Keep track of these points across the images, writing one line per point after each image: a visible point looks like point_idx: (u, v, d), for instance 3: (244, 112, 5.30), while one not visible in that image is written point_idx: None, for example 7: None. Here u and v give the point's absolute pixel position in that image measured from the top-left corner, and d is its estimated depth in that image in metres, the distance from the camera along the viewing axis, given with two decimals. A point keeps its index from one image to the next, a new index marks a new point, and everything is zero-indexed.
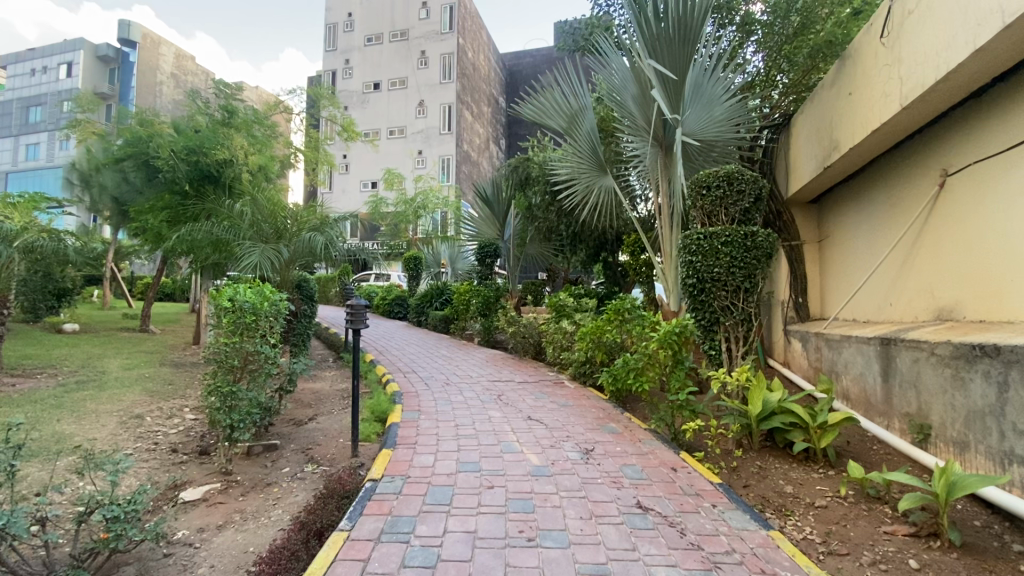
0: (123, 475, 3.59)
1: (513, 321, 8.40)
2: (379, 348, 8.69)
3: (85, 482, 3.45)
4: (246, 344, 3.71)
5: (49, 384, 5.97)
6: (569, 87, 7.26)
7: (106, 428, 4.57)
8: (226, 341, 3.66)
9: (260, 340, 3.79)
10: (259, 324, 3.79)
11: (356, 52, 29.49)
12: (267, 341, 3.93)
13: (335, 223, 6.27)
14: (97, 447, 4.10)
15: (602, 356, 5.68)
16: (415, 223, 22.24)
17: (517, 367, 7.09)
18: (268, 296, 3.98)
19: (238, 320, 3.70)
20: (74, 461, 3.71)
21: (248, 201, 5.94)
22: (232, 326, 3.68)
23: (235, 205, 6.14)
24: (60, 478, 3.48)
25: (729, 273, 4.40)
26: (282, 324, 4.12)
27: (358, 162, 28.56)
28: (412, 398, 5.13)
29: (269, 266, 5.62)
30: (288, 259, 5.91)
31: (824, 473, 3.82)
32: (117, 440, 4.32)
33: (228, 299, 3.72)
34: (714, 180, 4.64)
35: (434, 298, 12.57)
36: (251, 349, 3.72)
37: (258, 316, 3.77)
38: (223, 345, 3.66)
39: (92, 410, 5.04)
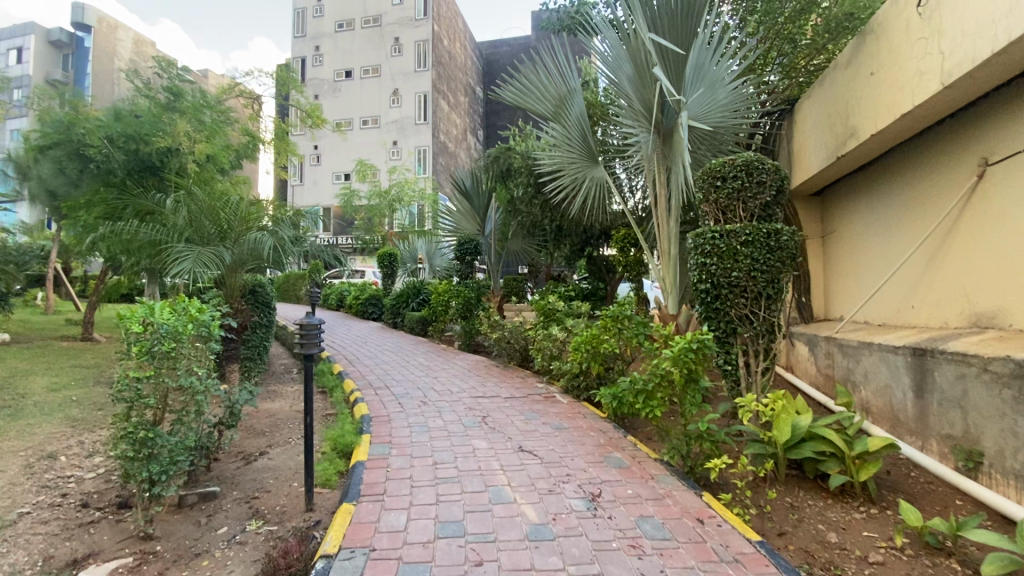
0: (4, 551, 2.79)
1: (496, 325, 7.71)
2: (349, 356, 7.91)
3: None
4: (165, 379, 2.92)
5: None
6: (556, 68, 6.55)
7: (3, 476, 3.72)
8: (137, 377, 2.84)
9: (184, 371, 2.99)
10: (182, 353, 2.98)
11: (327, 39, 28.12)
12: (194, 371, 3.12)
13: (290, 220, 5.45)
14: None
15: (598, 367, 5.07)
16: (391, 217, 21.25)
17: (501, 378, 6.42)
18: (194, 315, 3.15)
19: (155, 348, 2.86)
20: None
21: (181, 195, 5.06)
22: (146, 356, 2.84)
23: (168, 199, 5.23)
24: None
25: (750, 277, 3.79)
26: (215, 346, 3.30)
27: (330, 153, 27.30)
28: (382, 425, 4.42)
29: (209, 272, 4.77)
30: (231, 264, 5.09)
31: (867, 514, 3.27)
32: (12, 494, 3.48)
33: (142, 322, 2.87)
34: (730, 170, 4.01)
35: (410, 297, 11.80)
36: (173, 384, 2.94)
37: (180, 343, 2.96)
38: (134, 382, 2.84)
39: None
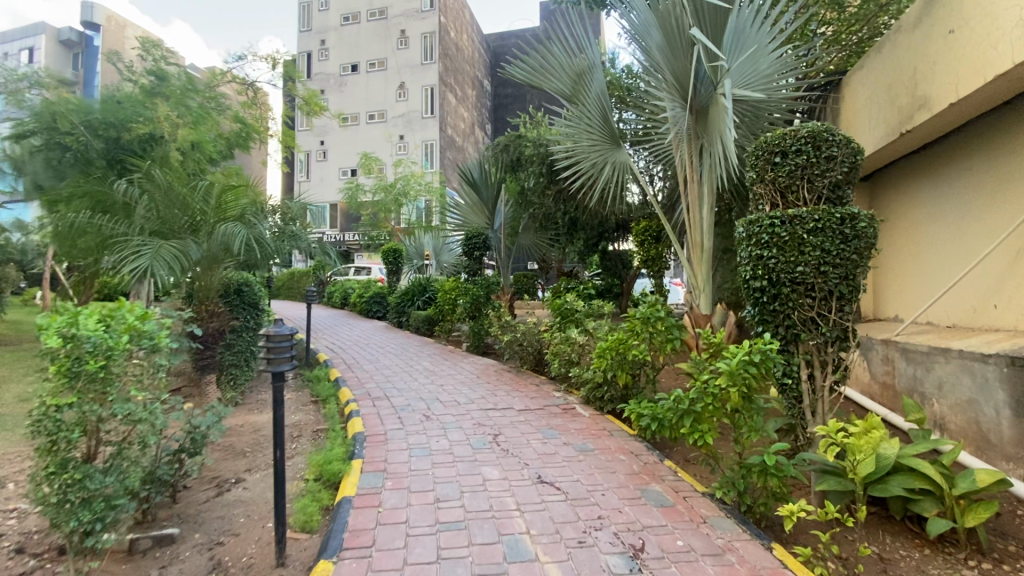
0: None
1: (506, 326, 7.07)
2: (348, 360, 7.31)
3: None
4: (92, 408, 2.29)
5: None
6: (572, 41, 5.83)
7: None
8: (56, 407, 2.22)
9: (118, 397, 2.36)
10: (115, 374, 2.34)
11: (332, 33, 27.51)
12: (135, 394, 2.48)
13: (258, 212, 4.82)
14: None
15: (625, 377, 4.41)
16: (398, 213, 20.59)
17: (514, 385, 5.76)
18: (135, 324, 2.45)
19: (77, 371, 2.22)
20: None
21: (141, 178, 4.46)
22: (65, 381, 2.21)
23: (125, 185, 4.55)
24: None
25: (819, 273, 3.11)
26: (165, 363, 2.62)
27: (336, 148, 26.75)
28: (377, 447, 3.80)
29: (172, 269, 4.12)
30: (198, 260, 4.43)
31: (980, 570, 2.58)
32: None
33: (62, 336, 2.19)
34: (792, 144, 3.31)
35: (416, 295, 11.20)
36: (102, 414, 2.31)
37: (111, 363, 2.31)
38: (54, 412, 2.23)
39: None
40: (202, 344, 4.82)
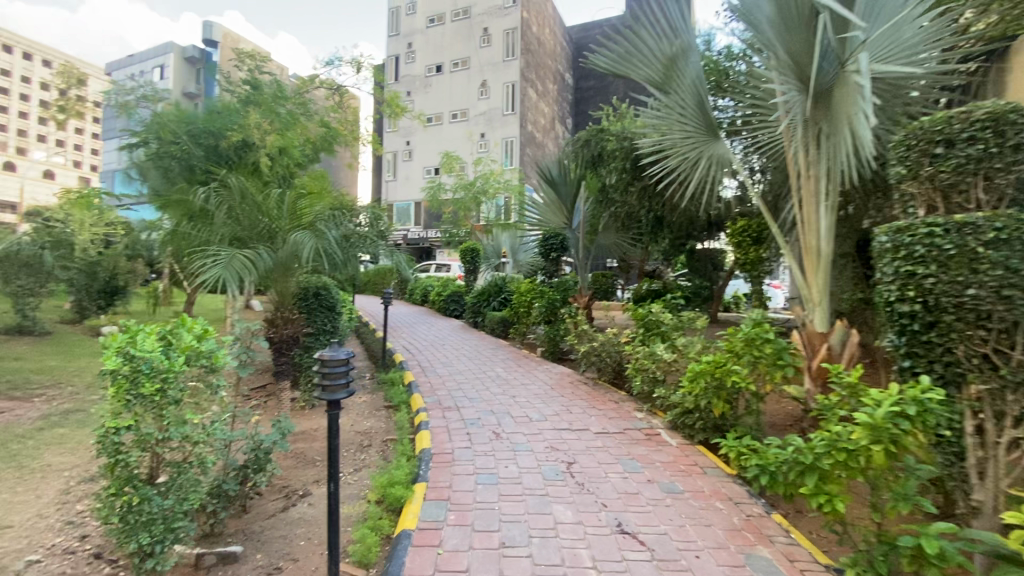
0: None
1: (584, 334, 6.61)
2: (422, 362, 7.27)
3: None
4: (149, 432, 2.19)
5: (32, 414, 4.44)
6: (665, 23, 5.07)
7: (41, 495, 3.08)
8: (115, 429, 2.14)
9: (174, 421, 2.24)
10: (171, 398, 2.22)
11: (418, 36, 28.27)
12: (191, 414, 2.35)
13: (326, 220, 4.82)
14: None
15: (722, 407, 3.82)
16: (477, 211, 20.65)
17: (592, 401, 5.31)
18: (191, 345, 2.33)
19: (133, 394, 2.13)
20: None
21: (217, 189, 4.61)
22: (122, 405, 2.13)
23: (205, 193, 4.65)
24: None
25: (1002, 299, 2.36)
26: (224, 382, 2.49)
27: (420, 147, 27.51)
28: (444, 469, 3.56)
29: (242, 279, 4.16)
30: (269, 268, 4.48)
31: None
32: (27, 522, 2.80)
33: (118, 359, 2.12)
34: (963, 129, 2.57)
35: (491, 295, 11.03)
36: (157, 437, 2.20)
37: (165, 388, 2.19)
38: (112, 435, 2.14)
39: (51, 447, 3.80)
40: (276, 351, 4.98)
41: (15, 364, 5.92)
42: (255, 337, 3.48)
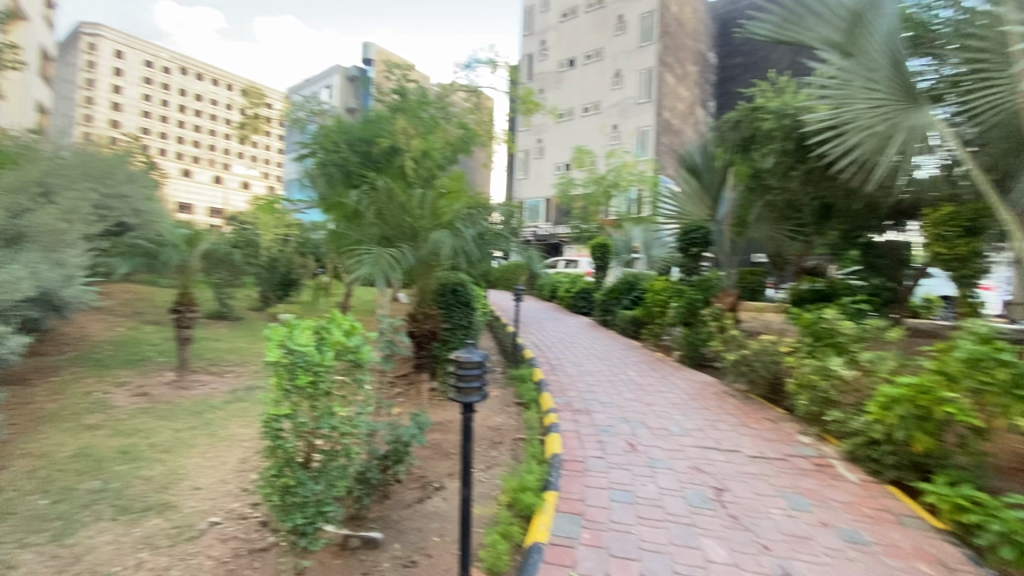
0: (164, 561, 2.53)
1: (731, 341, 5.90)
2: (552, 359, 7.16)
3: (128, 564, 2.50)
4: (304, 421, 2.32)
5: (226, 387, 5.23)
6: None
7: (225, 461, 3.54)
8: (277, 416, 2.30)
9: (325, 412, 2.34)
10: (323, 390, 2.31)
11: (551, 32, 28.33)
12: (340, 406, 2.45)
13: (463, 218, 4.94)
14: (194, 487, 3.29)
15: (926, 444, 3.04)
16: (608, 205, 19.97)
17: (742, 417, 4.68)
18: (340, 341, 2.41)
19: (293, 386, 2.27)
20: (151, 524, 2.80)
21: (368, 191, 4.93)
22: (284, 394, 2.28)
23: (358, 196, 5.04)
24: (115, 552, 2.56)
25: None
26: (369, 378, 2.55)
27: (551, 143, 27.61)
28: (577, 479, 3.36)
29: (388, 276, 4.41)
30: (412, 266, 4.69)
31: None
32: (213, 485, 3.22)
33: (281, 351, 2.27)
34: None
35: (623, 293, 10.53)
36: (312, 426, 2.31)
37: (317, 381, 2.29)
38: (275, 420, 2.31)
39: (236, 419, 4.41)
40: (416, 344, 5.21)
41: (216, 344, 7.10)
42: (399, 334, 3.56)
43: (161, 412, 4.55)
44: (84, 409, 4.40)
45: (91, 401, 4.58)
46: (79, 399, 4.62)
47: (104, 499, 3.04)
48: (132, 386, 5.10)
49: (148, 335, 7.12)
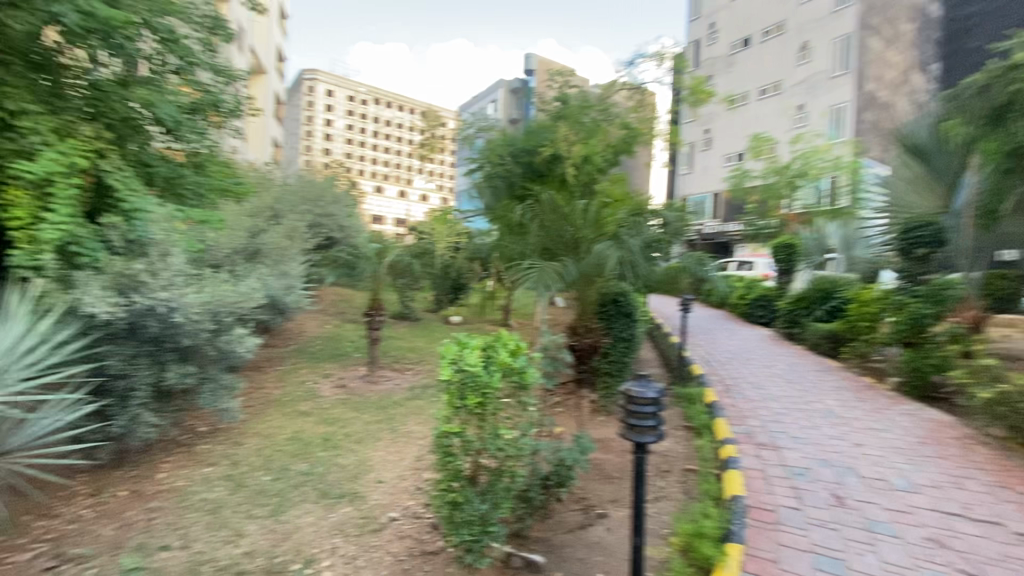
0: (352, 549, 2.79)
1: (980, 371, 4.55)
2: (726, 379, 6.38)
3: (325, 545, 2.82)
4: (472, 440, 2.31)
5: (405, 386, 5.77)
6: None
7: (404, 458, 3.85)
8: (446, 433, 2.33)
9: (491, 433, 2.31)
10: (490, 411, 2.29)
11: (723, 11, 25.86)
12: (505, 428, 2.37)
13: (626, 229, 4.73)
14: (378, 479, 3.62)
15: None
16: (792, 197, 16.40)
17: (1003, 478, 3.54)
18: (506, 361, 2.35)
19: (462, 405, 2.28)
20: (345, 512, 3.13)
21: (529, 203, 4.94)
22: (453, 412, 2.30)
23: (522, 209, 5.13)
24: (317, 533, 2.91)
25: None
26: (532, 400, 2.45)
27: (721, 134, 25.23)
28: (766, 534, 2.86)
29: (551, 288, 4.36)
30: (574, 278, 4.57)
31: None
32: (393, 480, 3.52)
33: (451, 369, 2.29)
34: None
35: (815, 302, 9.02)
36: (478, 447, 2.29)
37: (485, 402, 2.28)
38: (445, 438, 2.34)
39: (413, 416, 4.80)
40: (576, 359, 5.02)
41: (399, 343, 7.94)
42: (559, 351, 3.44)
43: (356, 404, 5.19)
44: (299, 396, 5.24)
45: (305, 390, 5.45)
46: (298, 387, 5.53)
47: (310, 481, 3.50)
48: (334, 378, 5.95)
49: (347, 333, 8.28)
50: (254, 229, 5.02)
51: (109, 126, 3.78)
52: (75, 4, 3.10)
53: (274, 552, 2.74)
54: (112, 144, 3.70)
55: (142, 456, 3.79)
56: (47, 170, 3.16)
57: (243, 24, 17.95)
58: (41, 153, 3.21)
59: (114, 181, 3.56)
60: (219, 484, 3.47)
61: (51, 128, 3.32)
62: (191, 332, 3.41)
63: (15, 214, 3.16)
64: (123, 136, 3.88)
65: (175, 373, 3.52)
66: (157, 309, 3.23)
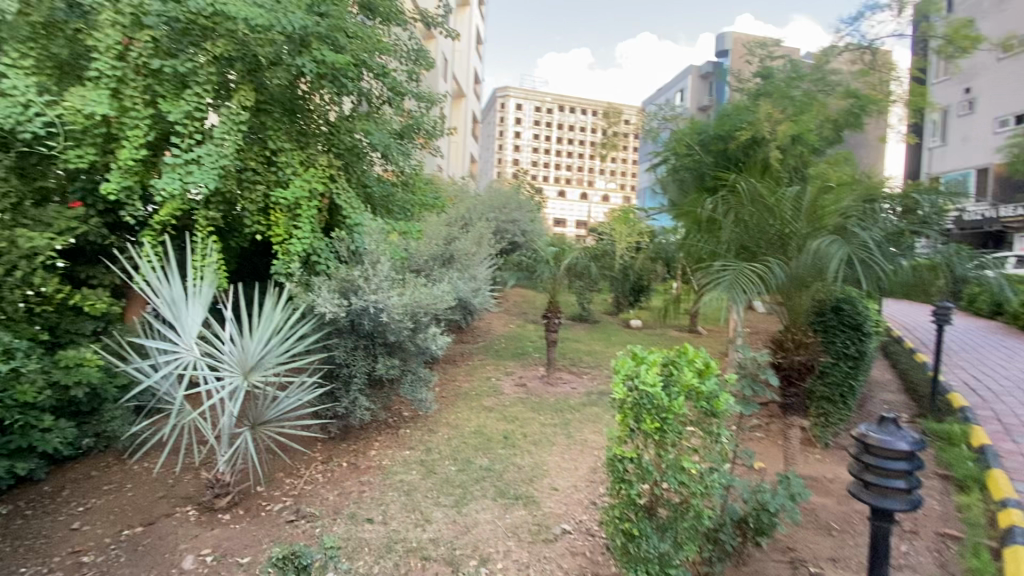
0: (524, 557, 2.76)
1: None
2: (1008, 415, 4.72)
3: (499, 547, 2.84)
4: (649, 470, 2.02)
5: (583, 390, 5.67)
6: None
7: (578, 467, 3.73)
8: (620, 458, 2.08)
9: (673, 464, 1.99)
10: (672, 439, 1.97)
11: None
12: (689, 460, 2.02)
13: (853, 220, 3.80)
14: (551, 485, 3.56)
15: None
16: None
17: None
18: (691, 383, 1.98)
19: (639, 430, 2.00)
20: (519, 515, 3.14)
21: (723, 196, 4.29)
22: (628, 437, 2.04)
23: (712, 203, 4.52)
24: (493, 532, 2.97)
25: None
26: (725, 431, 2.04)
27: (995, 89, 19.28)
28: None
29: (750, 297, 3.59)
30: (782, 284, 3.78)
31: None
32: (566, 490, 3.42)
33: (626, 389, 2.02)
34: None
35: None
36: (655, 479, 2.00)
37: (665, 428, 1.97)
38: (617, 463, 2.10)
39: (590, 423, 4.66)
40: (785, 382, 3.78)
41: (577, 345, 7.92)
42: (764, 371, 2.67)
43: (534, 403, 5.27)
44: (484, 392, 5.56)
45: (489, 385, 5.76)
46: (483, 383, 5.88)
47: (489, 478, 3.62)
48: (515, 376, 6.17)
49: (529, 333, 8.58)
50: (448, 236, 5.48)
51: (338, 155, 4.45)
52: (313, 56, 3.67)
53: (454, 544, 2.88)
54: (339, 170, 4.36)
55: (360, 433, 4.43)
56: (296, 195, 3.87)
57: (444, 53, 20.10)
58: (292, 181, 3.94)
59: (341, 200, 4.20)
60: (414, 467, 3.83)
61: (300, 161, 4.04)
62: (394, 329, 3.82)
63: (276, 233, 3.93)
64: (349, 162, 4.55)
65: (384, 365, 3.98)
66: (369, 309, 3.73)
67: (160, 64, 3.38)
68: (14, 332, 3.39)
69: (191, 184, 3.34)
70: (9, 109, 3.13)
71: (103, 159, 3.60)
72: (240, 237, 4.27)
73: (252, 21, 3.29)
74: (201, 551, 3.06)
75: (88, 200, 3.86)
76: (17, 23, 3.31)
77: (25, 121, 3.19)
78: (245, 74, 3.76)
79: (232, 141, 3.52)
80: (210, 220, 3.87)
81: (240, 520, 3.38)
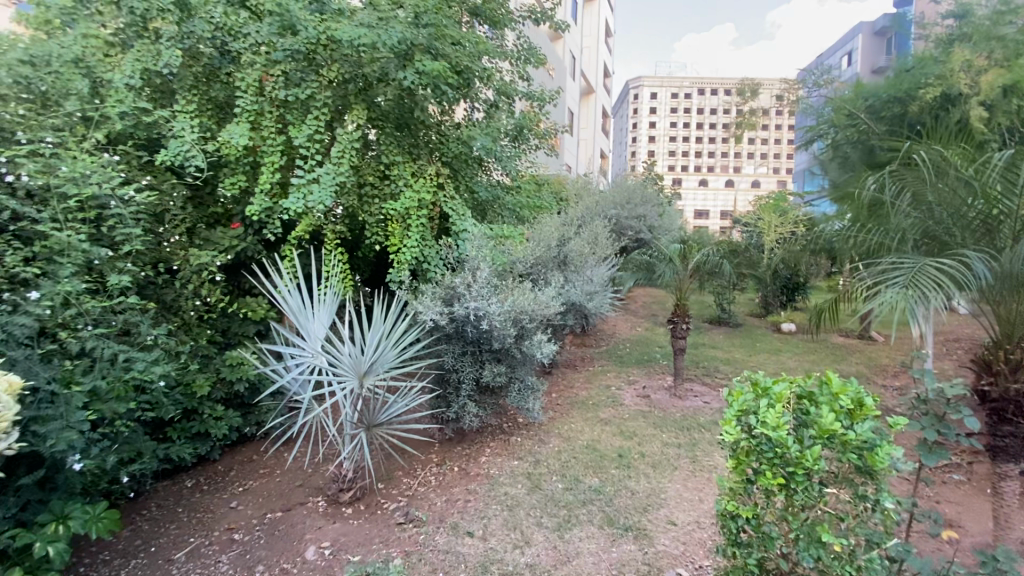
0: None
1: None
2: None
3: None
4: (771, 534, 1.57)
5: (714, 406, 5.01)
6: None
7: (701, 501, 3.22)
8: (732, 514, 1.66)
9: (808, 532, 1.50)
10: (801, 500, 1.51)
11: None
12: (832, 527, 1.51)
13: None
14: (669, 516, 3.12)
15: None
16: None
17: None
18: (827, 430, 1.48)
19: (757, 485, 1.58)
20: (625, 549, 2.79)
21: (893, 170, 3.32)
22: (744, 490, 1.63)
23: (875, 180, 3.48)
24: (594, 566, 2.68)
25: None
26: (884, 493, 1.51)
27: None
28: None
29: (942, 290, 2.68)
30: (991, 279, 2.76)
31: None
32: (686, 524, 2.97)
33: (733, 434, 1.61)
34: None
35: None
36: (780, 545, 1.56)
37: (793, 485, 1.51)
38: (730, 520, 1.69)
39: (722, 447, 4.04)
40: (990, 420, 2.77)
41: (712, 352, 7.11)
42: (956, 409, 1.88)
43: (657, 417, 4.78)
44: (602, 402, 5.21)
45: (608, 395, 5.39)
46: (602, 392, 5.53)
47: (595, 500, 3.32)
48: (638, 387, 5.69)
49: (658, 337, 7.93)
50: (562, 239, 5.28)
51: (447, 164, 4.53)
52: (415, 67, 3.73)
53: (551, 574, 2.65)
54: (448, 178, 4.43)
55: (475, 436, 4.41)
56: (406, 206, 3.99)
57: (571, 50, 19.87)
58: (404, 192, 4.07)
59: (449, 208, 4.24)
60: (520, 480, 3.68)
61: (411, 173, 4.17)
62: (498, 336, 3.75)
63: (391, 243, 4.09)
64: (458, 170, 4.62)
65: (491, 371, 3.93)
66: (470, 316, 3.71)
67: (286, 94, 3.73)
68: (192, 336, 4.02)
69: (312, 201, 3.61)
70: (179, 148, 3.71)
71: (251, 184, 4.08)
72: (364, 249, 4.55)
73: (357, 41, 3.46)
74: (321, 543, 3.25)
75: (246, 221, 4.43)
76: (185, 75, 3.94)
77: (191, 156, 3.75)
78: (358, 94, 3.99)
79: (346, 159, 3.74)
80: (336, 233, 4.17)
81: (358, 516, 3.54)
